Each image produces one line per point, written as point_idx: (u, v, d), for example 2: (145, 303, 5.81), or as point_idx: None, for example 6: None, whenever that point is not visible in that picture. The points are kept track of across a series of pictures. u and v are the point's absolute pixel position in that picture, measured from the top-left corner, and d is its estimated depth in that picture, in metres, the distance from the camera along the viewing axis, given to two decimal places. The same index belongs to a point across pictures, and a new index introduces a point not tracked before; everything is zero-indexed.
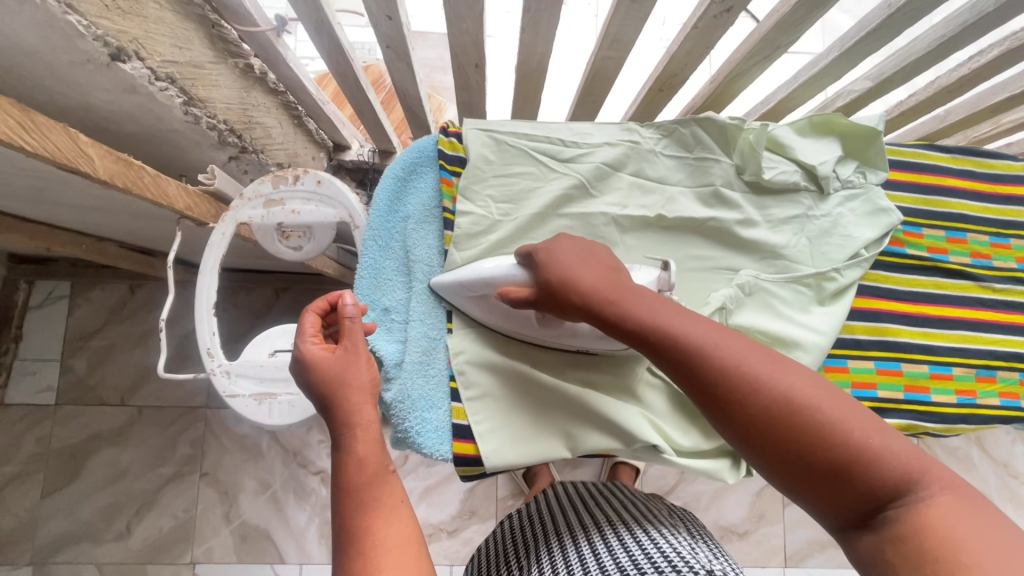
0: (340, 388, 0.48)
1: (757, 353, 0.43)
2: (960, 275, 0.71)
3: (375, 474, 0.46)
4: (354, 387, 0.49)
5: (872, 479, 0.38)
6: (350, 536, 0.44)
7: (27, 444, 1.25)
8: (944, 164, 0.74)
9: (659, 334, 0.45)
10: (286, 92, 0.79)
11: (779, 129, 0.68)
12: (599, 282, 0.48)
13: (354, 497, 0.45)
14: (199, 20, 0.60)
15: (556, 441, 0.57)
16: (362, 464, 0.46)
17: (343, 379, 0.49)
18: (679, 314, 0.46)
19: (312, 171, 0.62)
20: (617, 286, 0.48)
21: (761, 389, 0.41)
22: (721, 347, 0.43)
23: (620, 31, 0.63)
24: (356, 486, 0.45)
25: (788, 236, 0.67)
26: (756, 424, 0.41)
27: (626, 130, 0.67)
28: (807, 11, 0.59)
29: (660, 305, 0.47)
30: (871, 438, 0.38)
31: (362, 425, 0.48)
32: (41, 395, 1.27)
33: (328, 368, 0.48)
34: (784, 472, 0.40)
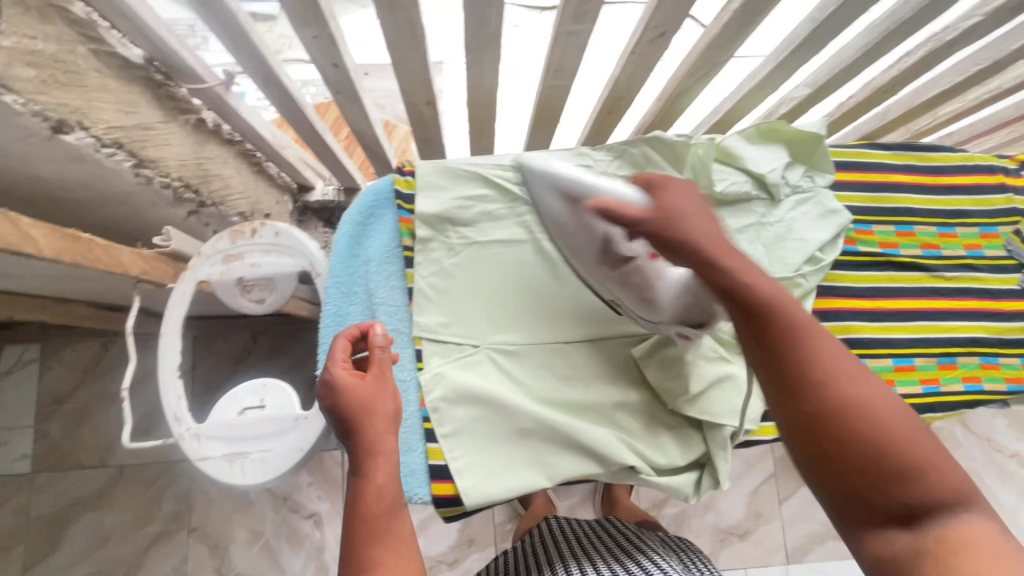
0: (364, 416, 0.49)
1: (821, 341, 0.44)
2: (913, 267, 0.73)
3: (390, 505, 0.46)
4: (377, 415, 0.49)
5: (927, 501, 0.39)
6: (358, 564, 0.43)
7: (4, 517, 1.21)
8: (888, 162, 0.77)
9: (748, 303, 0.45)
10: (243, 141, 0.80)
11: (727, 141, 0.70)
12: (706, 237, 0.47)
13: (365, 523, 0.44)
14: (144, 82, 0.60)
15: (533, 472, 0.57)
16: (380, 492, 0.46)
17: (369, 408, 0.49)
18: (778, 286, 0.47)
19: (269, 224, 0.63)
20: (734, 258, 0.47)
21: (829, 381, 0.43)
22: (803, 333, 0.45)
23: (562, 62, 0.65)
24: (371, 514, 0.45)
25: (744, 245, 0.69)
26: (814, 417, 0.42)
27: (579, 155, 0.70)
28: (737, 32, 0.61)
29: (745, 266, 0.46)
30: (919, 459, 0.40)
31: (382, 454, 0.48)
32: (16, 464, 1.23)
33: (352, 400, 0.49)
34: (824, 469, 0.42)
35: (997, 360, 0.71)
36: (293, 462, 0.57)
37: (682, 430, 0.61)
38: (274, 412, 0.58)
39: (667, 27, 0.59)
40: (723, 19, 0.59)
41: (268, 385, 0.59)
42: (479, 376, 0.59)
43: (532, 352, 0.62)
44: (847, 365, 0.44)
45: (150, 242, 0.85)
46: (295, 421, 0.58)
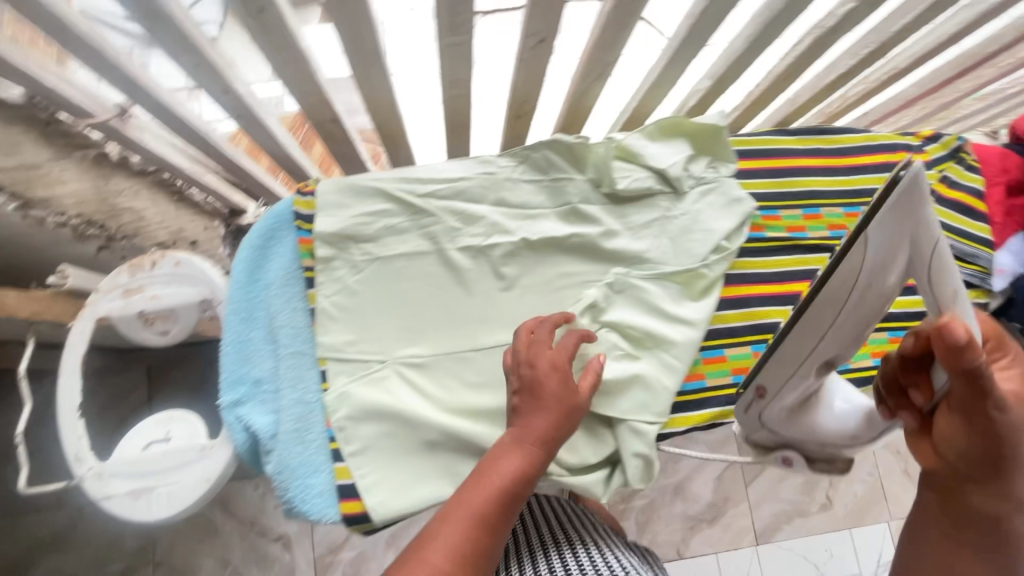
0: (555, 407, 0.54)
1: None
2: (823, 249, 0.75)
3: (504, 502, 0.49)
4: (546, 412, 0.54)
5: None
6: (427, 538, 0.46)
7: None
8: (792, 146, 0.78)
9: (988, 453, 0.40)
10: (156, 170, 0.78)
11: (629, 139, 0.71)
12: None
13: (466, 504, 0.48)
14: (28, 120, 0.59)
15: (442, 482, 0.58)
16: (502, 485, 0.50)
17: (563, 403, 0.55)
18: (1021, 396, 0.39)
19: (170, 253, 0.62)
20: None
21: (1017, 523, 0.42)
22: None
23: (455, 72, 0.66)
24: (478, 492, 0.49)
25: (650, 241, 0.70)
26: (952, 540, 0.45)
27: (482, 163, 0.70)
28: (617, 33, 0.62)
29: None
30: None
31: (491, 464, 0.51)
32: None
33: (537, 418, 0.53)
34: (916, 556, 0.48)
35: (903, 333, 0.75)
36: (200, 493, 0.56)
37: (594, 428, 0.63)
38: (181, 443, 0.58)
39: (546, 33, 0.60)
40: (600, 21, 0.60)
41: (175, 416, 0.59)
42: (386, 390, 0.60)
43: (442, 362, 0.62)
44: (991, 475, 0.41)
45: (45, 281, 0.85)
46: (201, 451, 0.57)
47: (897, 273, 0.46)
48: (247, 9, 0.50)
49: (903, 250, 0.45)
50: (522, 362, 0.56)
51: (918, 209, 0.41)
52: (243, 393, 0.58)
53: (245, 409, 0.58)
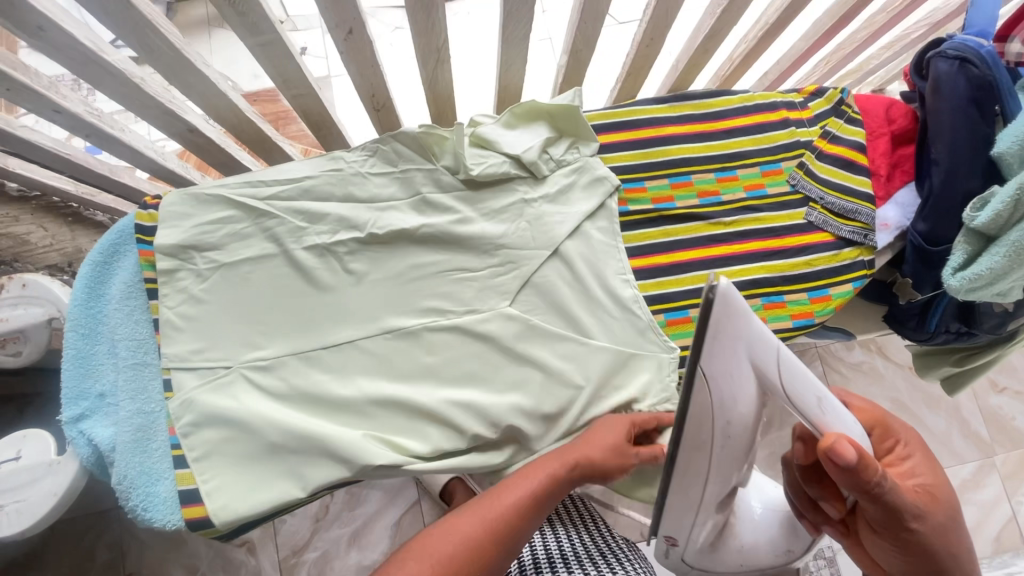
0: (601, 444, 0.60)
1: (965, 549, 0.46)
2: (689, 218, 0.73)
3: (515, 518, 0.52)
4: (589, 446, 0.59)
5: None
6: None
7: None
8: (662, 115, 0.76)
9: (913, 547, 0.44)
10: (40, 195, 0.81)
11: (485, 126, 0.71)
12: (917, 501, 0.44)
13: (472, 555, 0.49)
14: None
15: (285, 483, 0.58)
16: (513, 506, 0.53)
17: (611, 444, 0.60)
18: (922, 483, 0.46)
19: (17, 277, 0.64)
20: (935, 502, 0.44)
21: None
22: (956, 555, 0.45)
23: (284, 72, 0.65)
24: (489, 510, 0.52)
25: (507, 225, 0.69)
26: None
27: (332, 160, 0.70)
28: (430, 15, 0.60)
29: (942, 524, 0.44)
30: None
31: (496, 514, 0.52)
32: None
33: (529, 479, 0.55)
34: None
35: (782, 299, 0.71)
36: (49, 508, 0.58)
37: (442, 418, 0.62)
38: (30, 461, 0.59)
39: (351, 23, 0.58)
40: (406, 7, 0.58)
41: (27, 436, 0.60)
42: (230, 391, 0.60)
43: (289, 362, 0.62)
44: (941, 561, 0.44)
45: None
46: (48, 467, 0.58)
47: (747, 392, 0.42)
48: (25, 28, 0.51)
49: (746, 375, 0.41)
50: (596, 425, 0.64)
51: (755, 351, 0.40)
52: (85, 408, 0.59)
53: (88, 423, 0.58)
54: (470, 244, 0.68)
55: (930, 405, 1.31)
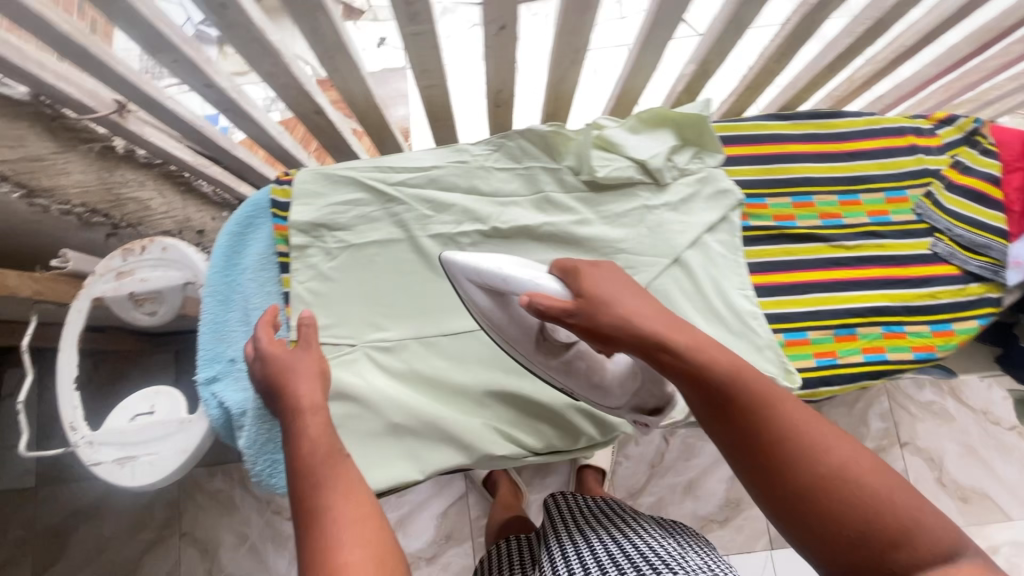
0: (289, 377, 0.53)
1: (772, 382, 0.45)
2: (811, 238, 0.71)
3: (328, 453, 0.48)
4: (296, 373, 0.53)
5: (917, 554, 0.38)
6: (313, 516, 0.44)
7: (12, 529, 1.25)
8: (786, 131, 0.75)
9: (692, 373, 0.45)
10: (161, 163, 0.84)
11: (611, 129, 0.70)
12: (657, 316, 0.48)
13: (307, 482, 0.46)
14: (35, 116, 0.65)
15: (405, 463, 0.59)
16: (314, 443, 0.48)
17: (288, 367, 0.53)
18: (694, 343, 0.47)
19: (158, 240, 0.66)
20: (684, 329, 0.47)
21: (772, 419, 0.43)
22: (752, 380, 0.44)
23: (423, 61, 0.66)
24: (310, 461, 0.47)
25: (628, 230, 0.69)
26: (796, 476, 0.41)
27: (456, 151, 0.71)
28: (580, 17, 0.60)
29: (711, 343, 0.47)
30: (914, 511, 0.39)
31: (305, 410, 0.51)
32: (22, 479, 1.27)
33: (279, 354, 0.55)
34: (800, 516, 0.40)
35: (903, 329, 0.69)
36: (178, 463, 0.60)
37: (556, 415, 0.62)
38: (162, 417, 0.62)
39: (505, 19, 0.59)
40: (560, 7, 0.58)
41: (160, 392, 0.63)
42: (355, 368, 0.62)
43: (411, 346, 0.64)
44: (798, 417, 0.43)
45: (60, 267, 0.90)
46: (180, 424, 0.61)
47: (482, 300, 0.57)
48: (209, 5, 0.53)
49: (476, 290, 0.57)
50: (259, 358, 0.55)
51: (468, 265, 0.56)
52: (217, 371, 0.61)
53: (219, 386, 0.61)
54: (590, 246, 0.68)
55: (1004, 453, 1.26)
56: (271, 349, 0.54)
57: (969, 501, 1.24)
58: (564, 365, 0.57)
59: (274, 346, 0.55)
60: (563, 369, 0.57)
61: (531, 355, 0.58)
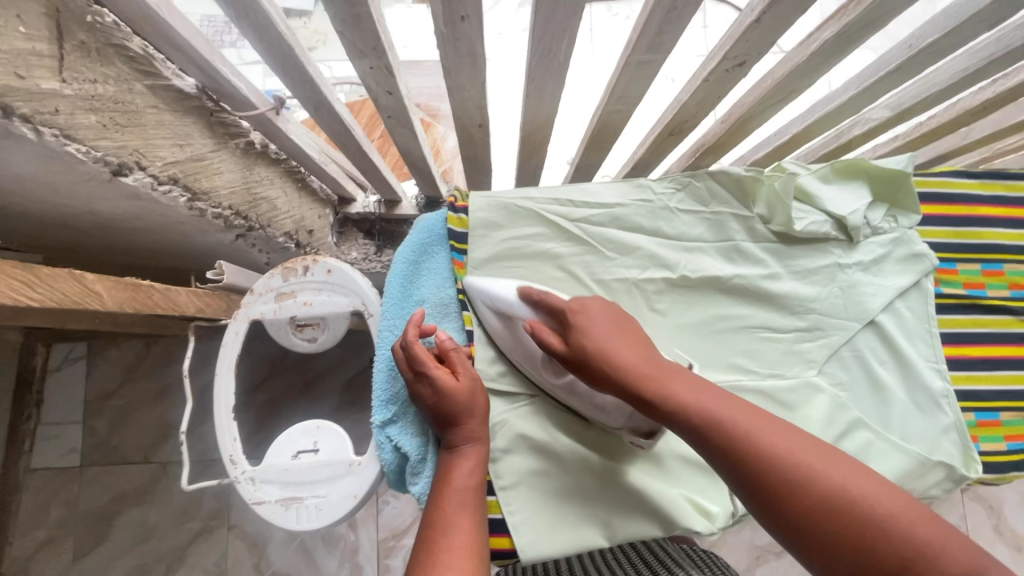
0: (467, 409, 0.51)
1: (766, 420, 0.44)
2: (1000, 311, 0.67)
3: (472, 487, 0.49)
4: (478, 409, 0.52)
5: (937, 572, 0.37)
6: (441, 525, 0.45)
7: (54, 508, 1.14)
8: (976, 191, 0.70)
9: (677, 415, 0.45)
10: (289, 159, 0.78)
11: (805, 177, 0.65)
12: (642, 360, 0.48)
13: (452, 493, 0.48)
14: (198, 111, 0.58)
15: (593, 528, 0.55)
16: (469, 475, 0.49)
17: (470, 404, 0.51)
18: (676, 381, 0.47)
19: (322, 260, 0.61)
20: (657, 366, 0.48)
21: (775, 460, 0.42)
22: (751, 426, 0.43)
23: (627, 88, 0.61)
24: (458, 488, 0.48)
25: (819, 287, 0.65)
26: (807, 513, 0.40)
27: (639, 187, 0.66)
28: (824, 60, 0.55)
29: (700, 387, 0.47)
30: (920, 531, 0.38)
31: (474, 440, 0.51)
32: (65, 458, 1.16)
33: (460, 388, 0.51)
34: (818, 554, 0.40)
35: None
36: (346, 509, 0.56)
37: None
38: (328, 456, 0.58)
39: (749, 57, 0.54)
40: (809, 50, 0.53)
41: (322, 427, 0.59)
42: (537, 419, 0.58)
43: None
44: (804, 452, 0.42)
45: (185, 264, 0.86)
46: (348, 467, 0.57)
47: (492, 325, 0.58)
48: (447, 16, 0.48)
49: (484, 313, 0.58)
50: (426, 382, 0.51)
51: (484, 289, 0.57)
52: (394, 413, 0.57)
53: (395, 430, 0.56)
54: (776, 302, 0.65)
55: None
56: (446, 379, 0.51)
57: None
58: (569, 387, 0.55)
59: (444, 373, 0.51)
60: (567, 391, 0.55)
61: (539, 374, 0.56)
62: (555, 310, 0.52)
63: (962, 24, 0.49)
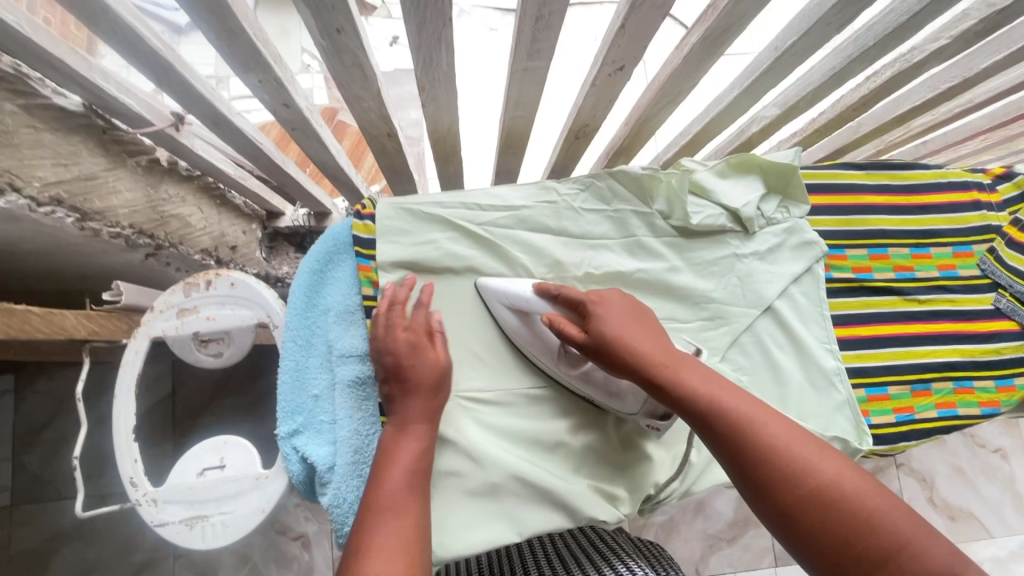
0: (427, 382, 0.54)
1: (771, 410, 0.46)
2: (887, 292, 0.72)
3: (408, 479, 0.48)
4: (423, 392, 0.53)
5: (920, 570, 0.38)
6: (372, 521, 0.45)
7: None
8: (861, 181, 0.74)
9: (683, 402, 0.47)
10: (204, 175, 0.76)
11: (701, 173, 0.68)
12: (659, 350, 0.50)
13: (387, 489, 0.47)
14: (86, 129, 0.57)
15: (502, 524, 0.56)
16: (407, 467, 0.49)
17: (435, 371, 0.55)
18: (694, 369, 0.48)
19: (224, 274, 0.61)
20: (669, 353, 0.50)
21: (775, 450, 0.43)
22: (754, 417, 0.45)
23: (522, 95, 0.63)
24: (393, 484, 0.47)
25: (717, 278, 0.68)
26: (797, 501, 0.41)
27: (544, 189, 0.67)
28: (700, 62, 0.58)
29: (709, 376, 0.48)
30: (907, 528, 0.39)
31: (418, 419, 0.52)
32: None
33: (432, 354, 0.55)
34: (807, 540, 0.41)
35: (971, 384, 0.70)
36: (255, 523, 0.56)
37: (651, 464, 0.62)
38: (234, 472, 0.57)
39: (627, 61, 0.56)
40: (682, 52, 0.56)
41: (229, 443, 0.58)
42: (449, 420, 0.59)
43: (502, 399, 0.62)
44: (807, 445, 0.43)
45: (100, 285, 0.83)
46: (255, 481, 0.57)
47: (507, 316, 0.61)
48: (323, 29, 0.48)
49: (501, 309, 0.61)
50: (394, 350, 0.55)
51: (503, 290, 0.60)
52: (300, 423, 0.57)
53: (301, 440, 0.56)
54: (678, 294, 0.67)
55: (985, 473, 1.36)
56: (422, 338, 0.55)
57: (956, 518, 1.32)
58: (585, 376, 0.57)
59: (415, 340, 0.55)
60: (582, 380, 0.57)
61: (556, 366, 0.59)
62: (576, 304, 0.55)
63: (812, 27, 0.53)
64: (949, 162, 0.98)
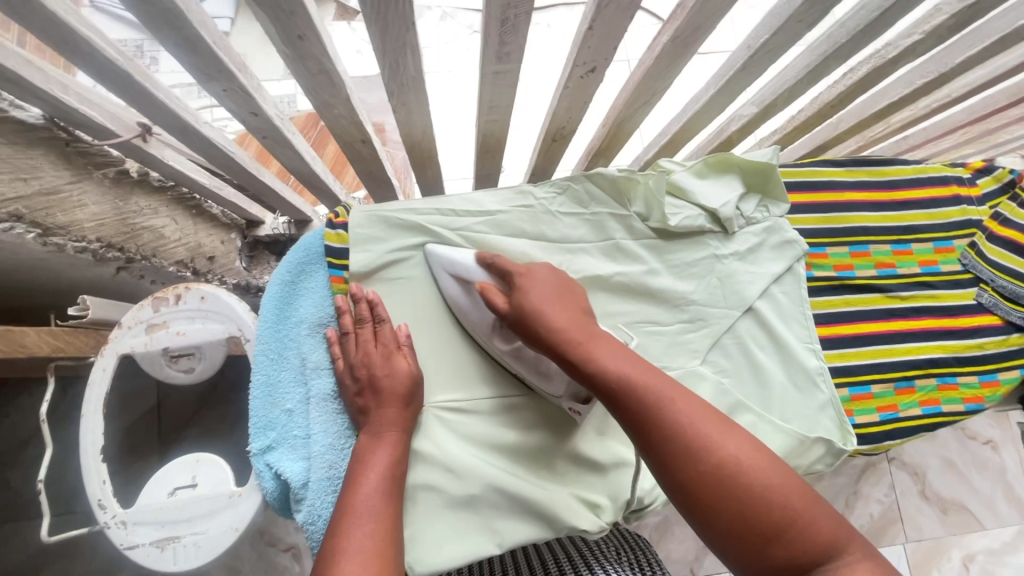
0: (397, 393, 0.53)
1: (678, 387, 0.45)
2: (869, 289, 0.71)
3: (384, 488, 0.47)
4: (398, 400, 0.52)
5: (800, 543, 0.38)
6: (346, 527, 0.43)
7: None
8: (840, 179, 0.74)
9: (594, 378, 0.46)
10: (176, 185, 0.75)
11: (679, 173, 0.67)
12: (574, 325, 0.49)
13: (361, 495, 0.46)
14: (48, 142, 0.56)
15: (481, 536, 0.55)
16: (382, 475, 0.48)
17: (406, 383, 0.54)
18: (609, 346, 0.47)
19: (194, 287, 0.59)
20: (586, 330, 0.49)
21: (678, 431, 0.42)
22: (660, 392, 0.44)
23: (494, 98, 0.62)
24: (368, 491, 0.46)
25: (697, 280, 0.67)
26: (696, 479, 0.40)
27: (520, 193, 0.66)
28: (672, 63, 0.57)
29: (624, 354, 0.47)
30: (795, 504, 0.39)
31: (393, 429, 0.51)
32: None
33: (399, 369, 0.54)
34: (707, 518, 0.40)
35: (954, 380, 0.70)
36: (228, 542, 0.55)
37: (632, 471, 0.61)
38: (206, 490, 0.56)
39: (598, 63, 0.55)
40: (654, 53, 0.55)
41: (201, 461, 0.57)
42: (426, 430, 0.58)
43: (481, 407, 0.60)
44: (709, 423, 0.43)
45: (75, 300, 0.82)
46: (228, 499, 0.55)
47: (449, 286, 0.60)
48: (284, 37, 0.47)
49: (444, 279, 0.60)
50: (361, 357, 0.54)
51: (447, 258, 0.60)
52: (273, 438, 0.56)
53: (274, 456, 0.55)
54: (659, 296, 0.67)
55: (976, 465, 1.36)
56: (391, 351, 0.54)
57: (949, 511, 1.32)
58: (516, 353, 0.56)
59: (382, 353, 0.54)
60: (513, 356, 0.57)
61: (489, 340, 0.58)
62: (506, 273, 0.54)
63: (782, 26, 0.52)
64: (931, 155, 0.98)
